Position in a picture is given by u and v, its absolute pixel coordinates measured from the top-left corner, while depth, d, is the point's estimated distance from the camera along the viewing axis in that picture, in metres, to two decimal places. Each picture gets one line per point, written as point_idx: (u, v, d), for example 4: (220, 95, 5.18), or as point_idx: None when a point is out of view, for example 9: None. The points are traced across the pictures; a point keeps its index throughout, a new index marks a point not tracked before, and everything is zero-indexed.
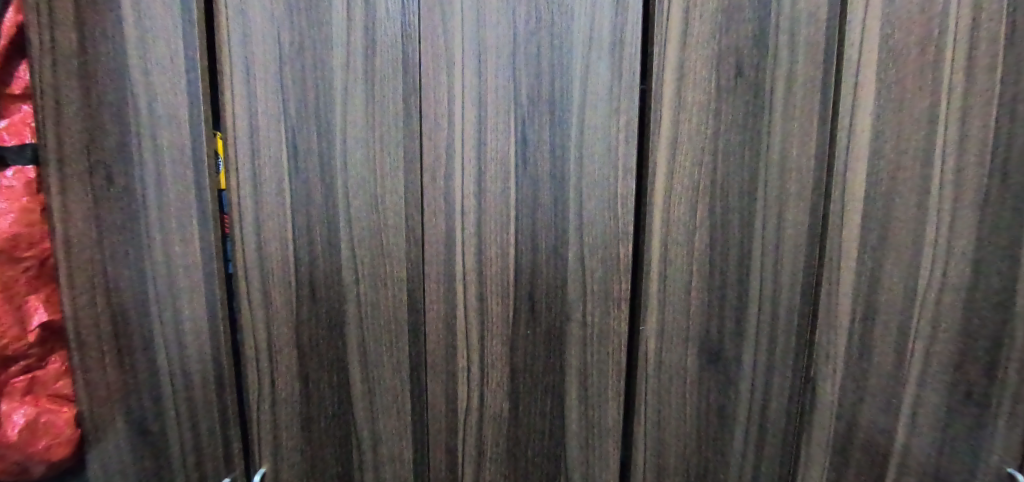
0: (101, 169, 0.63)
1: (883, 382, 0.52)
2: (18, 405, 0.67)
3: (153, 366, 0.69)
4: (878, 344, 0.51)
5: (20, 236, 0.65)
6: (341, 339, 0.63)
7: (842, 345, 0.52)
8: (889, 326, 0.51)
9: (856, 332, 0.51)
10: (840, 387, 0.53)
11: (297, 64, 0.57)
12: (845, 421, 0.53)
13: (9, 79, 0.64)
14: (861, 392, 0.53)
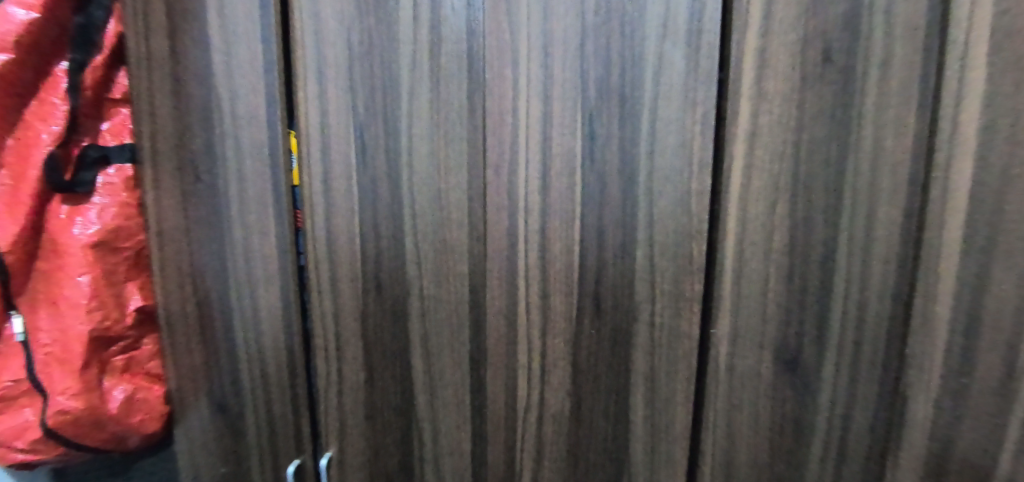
0: (190, 169, 0.69)
1: (981, 423, 0.42)
2: (119, 381, 0.77)
3: (232, 349, 0.75)
4: (978, 377, 0.42)
5: (122, 229, 0.75)
6: (405, 332, 0.65)
7: (937, 372, 0.43)
8: (994, 358, 0.41)
9: (957, 360, 0.42)
10: (936, 421, 0.44)
11: (365, 63, 0.59)
12: (939, 459, 0.45)
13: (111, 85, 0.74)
14: (958, 430, 0.43)
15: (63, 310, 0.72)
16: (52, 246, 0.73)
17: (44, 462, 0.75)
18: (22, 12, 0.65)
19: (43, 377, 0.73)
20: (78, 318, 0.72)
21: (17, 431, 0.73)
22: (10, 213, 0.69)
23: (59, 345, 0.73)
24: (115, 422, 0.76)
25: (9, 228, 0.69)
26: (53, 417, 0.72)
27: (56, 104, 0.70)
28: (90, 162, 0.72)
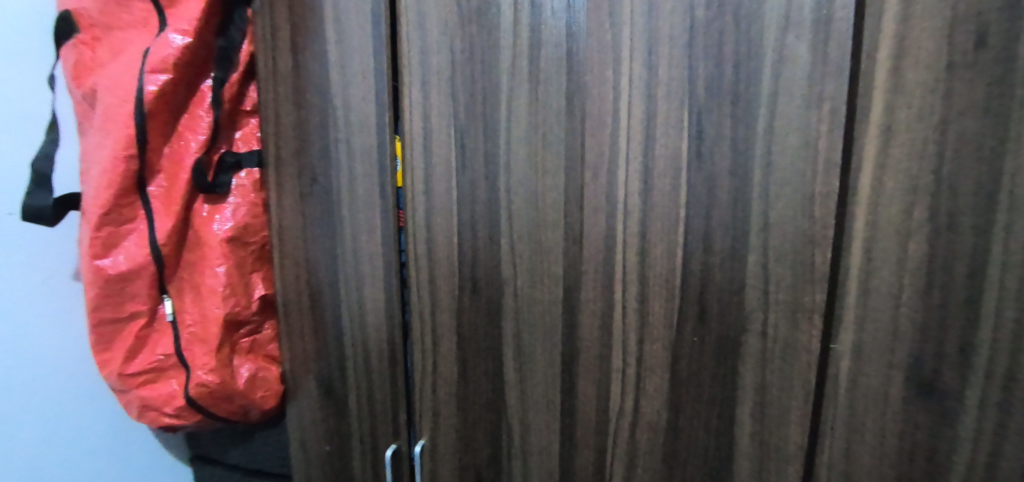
0: (308, 172, 0.76)
1: None
2: (245, 361, 0.86)
3: (340, 338, 0.81)
4: None
5: (250, 225, 0.84)
6: (499, 330, 0.66)
7: None
8: None
9: None
10: None
11: (467, 69, 0.61)
12: None
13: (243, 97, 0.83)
14: None
15: (203, 296, 0.82)
16: (196, 240, 0.83)
17: (185, 426, 0.87)
18: (179, 38, 0.74)
19: (187, 353, 0.83)
20: (216, 302, 0.81)
21: (165, 399, 0.84)
22: (166, 211, 0.80)
23: (200, 326, 0.83)
24: (242, 398, 0.85)
25: (165, 224, 0.79)
26: (194, 388, 0.82)
27: (202, 116, 0.79)
28: (227, 166, 0.82)
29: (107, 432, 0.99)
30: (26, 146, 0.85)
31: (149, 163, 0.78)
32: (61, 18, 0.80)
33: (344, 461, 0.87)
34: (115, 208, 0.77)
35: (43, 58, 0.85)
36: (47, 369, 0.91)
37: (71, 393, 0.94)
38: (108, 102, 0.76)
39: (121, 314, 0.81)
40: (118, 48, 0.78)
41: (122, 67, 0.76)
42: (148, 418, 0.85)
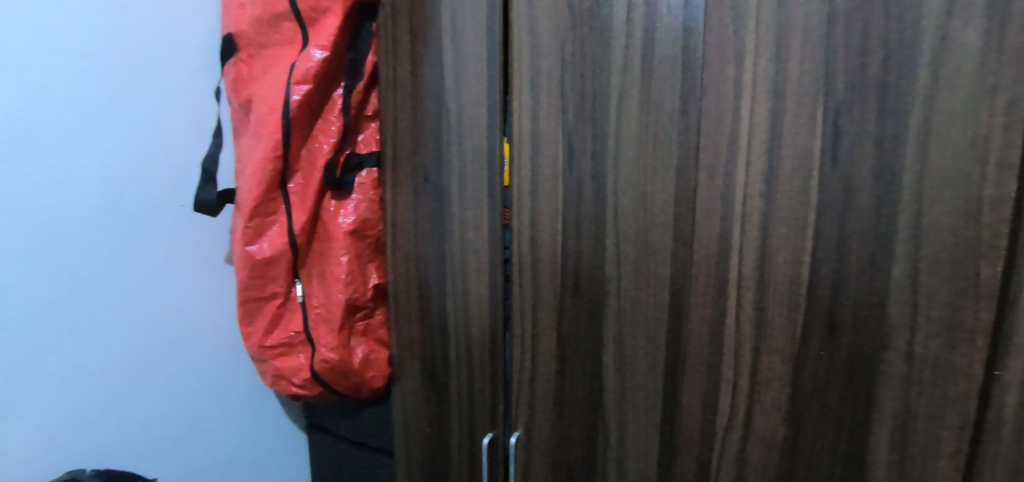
0: (422, 171, 0.81)
1: None
2: (360, 342, 0.94)
3: (444, 329, 0.85)
4: None
5: (369, 219, 0.92)
6: (600, 331, 0.66)
7: None
8: None
9: None
10: None
11: (577, 70, 0.61)
12: None
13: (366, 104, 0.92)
14: None
15: (329, 282, 0.91)
16: (324, 232, 0.92)
17: (309, 396, 0.96)
18: (319, 53, 0.83)
19: (313, 331, 0.93)
20: (339, 288, 0.90)
21: (294, 371, 0.93)
22: (302, 206, 0.89)
23: (325, 309, 0.92)
24: (356, 376, 0.93)
25: (300, 217, 0.89)
26: (318, 364, 0.90)
27: (333, 121, 0.88)
28: (352, 166, 0.90)
29: (247, 401, 1.11)
30: (195, 150, 0.98)
31: (290, 163, 0.88)
32: (225, 39, 0.92)
33: (443, 444, 0.91)
34: (262, 202, 0.88)
35: (207, 73, 0.98)
36: (204, 343, 1.04)
37: (221, 363, 1.07)
38: (260, 110, 0.86)
39: (263, 294, 0.92)
40: (269, 63, 0.88)
41: (272, 79, 0.86)
42: (279, 386, 0.96)
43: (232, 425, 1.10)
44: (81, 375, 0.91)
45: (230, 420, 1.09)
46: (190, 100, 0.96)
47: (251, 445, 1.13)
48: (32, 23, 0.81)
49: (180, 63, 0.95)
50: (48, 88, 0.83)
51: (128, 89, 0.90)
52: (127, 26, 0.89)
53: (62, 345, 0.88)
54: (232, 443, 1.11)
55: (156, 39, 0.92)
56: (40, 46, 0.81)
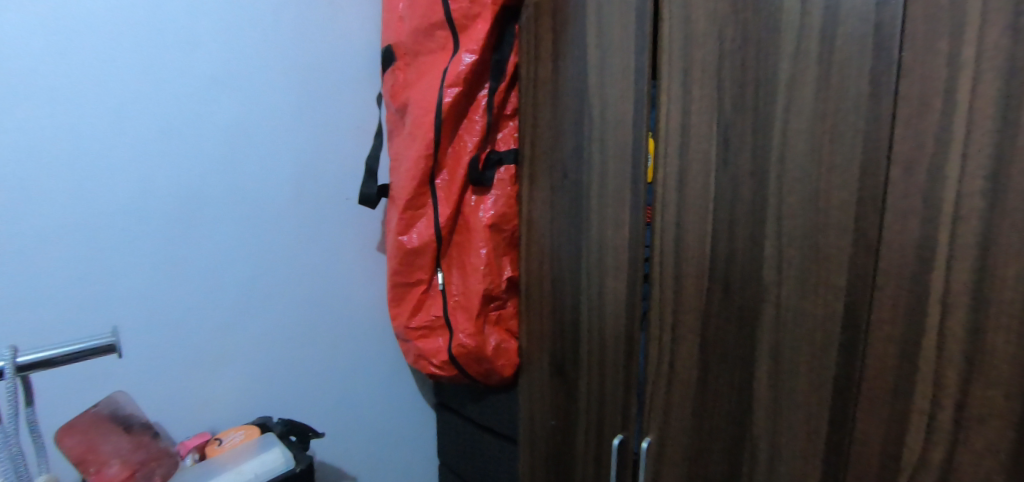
0: (561, 167, 0.81)
1: None
2: (493, 331, 0.98)
3: (577, 324, 0.85)
4: None
5: (507, 213, 0.95)
6: (752, 340, 0.60)
7: None
8: None
9: None
10: None
11: (737, 57, 0.57)
12: None
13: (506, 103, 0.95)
14: None
15: (468, 272, 0.96)
16: (464, 224, 0.97)
17: (445, 377, 1.02)
18: (469, 56, 0.88)
19: (451, 318, 0.98)
20: (478, 279, 0.94)
21: (433, 352, 1.00)
22: (447, 199, 0.95)
23: (462, 296, 0.96)
24: (488, 363, 0.97)
25: (445, 210, 0.95)
26: (455, 348, 0.95)
27: (477, 121, 0.93)
28: (492, 163, 0.94)
29: (387, 376, 1.22)
30: (358, 151, 1.09)
31: (439, 160, 0.94)
32: (386, 50, 1.01)
33: (567, 437, 0.92)
34: (414, 196, 0.95)
35: (368, 81, 1.09)
36: (360, 323, 1.14)
37: (370, 342, 1.17)
38: (414, 112, 0.93)
39: (410, 280, 1.00)
40: (423, 69, 0.95)
41: (425, 84, 0.92)
42: (420, 365, 1.03)
43: (377, 399, 1.21)
44: (268, 345, 1.01)
45: (376, 394, 1.20)
46: (354, 105, 1.07)
47: (389, 417, 1.24)
48: (242, 38, 0.92)
49: (348, 71, 1.05)
50: (253, 94, 0.94)
51: (308, 99, 1.01)
52: (309, 43, 1.00)
53: (256, 318, 0.99)
54: (375, 416, 1.21)
55: (330, 53, 1.02)
56: (248, 60, 0.92)
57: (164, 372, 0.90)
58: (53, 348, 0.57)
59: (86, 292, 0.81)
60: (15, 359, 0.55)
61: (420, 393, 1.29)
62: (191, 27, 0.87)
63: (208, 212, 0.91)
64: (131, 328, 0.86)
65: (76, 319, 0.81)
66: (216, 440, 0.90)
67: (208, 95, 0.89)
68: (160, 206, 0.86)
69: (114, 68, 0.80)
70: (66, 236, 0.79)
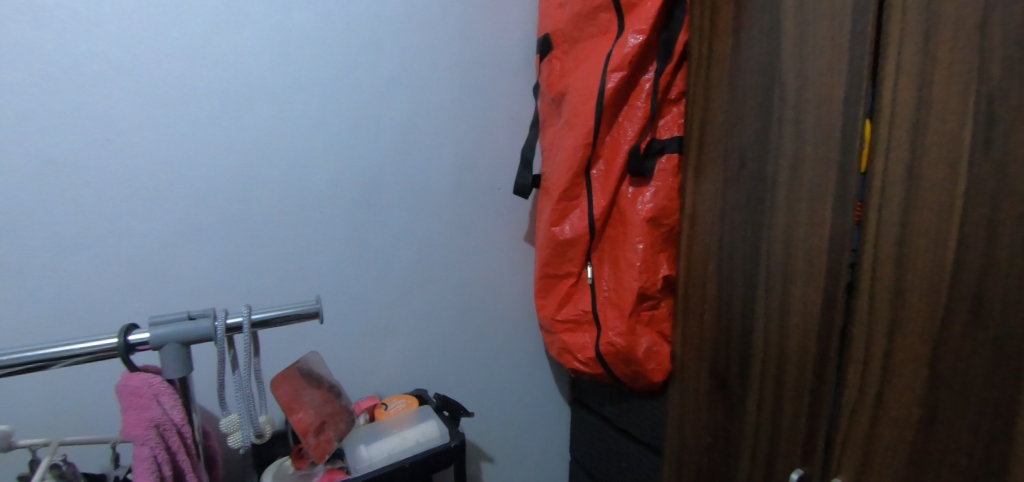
0: (739, 155, 0.72)
1: None
2: (644, 332, 0.92)
3: (747, 333, 0.75)
4: None
5: (667, 207, 0.89)
6: (1016, 383, 0.47)
7: None
8: None
9: None
10: None
11: (1016, 12, 0.45)
12: None
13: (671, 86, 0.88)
14: None
15: (622, 267, 0.91)
16: (619, 217, 0.92)
17: (590, 374, 1.00)
18: (636, 37, 0.82)
19: (601, 314, 0.94)
20: (634, 276, 0.89)
21: (579, 347, 0.98)
22: (603, 191, 0.92)
23: (613, 293, 0.93)
24: (637, 365, 0.92)
25: (601, 201, 0.92)
26: (603, 346, 0.92)
27: (639, 107, 0.87)
28: (653, 152, 0.88)
29: (527, 364, 1.23)
30: (511, 142, 1.10)
31: (596, 150, 0.91)
32: (543, 39, 1.00)
33: (725, 458, 0.84)
34: (569, 187, 0.93)
35: (523, 73, 1.09)
36: (506, 309, 1.17)
37: (514, 329, 1.19)
38: (571, 100, 0.91)
39: (560, 272, 0.99)
40: (582, 55, 0.92)
41: (586, 70, 0.89)
42: (564, 359, 1.02)
43: (517, 384, 1.22)
44: (427, 324, 1.07)
45: (516, 380, 1.22)
46: (510, 97, 1.08)
47: (528, 405, 1.25)
48: (418, 39, 0.96)
49: (507, 62, 1.07)
50: (424, 91, 0.98)
51: (470, 93, 1.04)
52: (473, 39, 1.02)
53: (419, 298, 1.05)
54: (515, 402, 1.23)
55: (492, 45, 1.04)
56: (422, 59, 0.97)
57: (341, 342, 0.98)
58: (273, 308, 0.55)
59: (290, 268, 0.90)
60: (252, 315, 0.52)
61: (556, 384, 1.28)
62: (377, 31, 0.92)
63: (385, 199, 0.97)
64: (330, 298, 0.95)
65: (281, 291, 0.90)
66: (383, 405, 0.98)
67: (388, 93, 0.95)
68: (346, 193, 0.94)
69: (316, 69, 0.88)
70: (277, 220, 0.88)
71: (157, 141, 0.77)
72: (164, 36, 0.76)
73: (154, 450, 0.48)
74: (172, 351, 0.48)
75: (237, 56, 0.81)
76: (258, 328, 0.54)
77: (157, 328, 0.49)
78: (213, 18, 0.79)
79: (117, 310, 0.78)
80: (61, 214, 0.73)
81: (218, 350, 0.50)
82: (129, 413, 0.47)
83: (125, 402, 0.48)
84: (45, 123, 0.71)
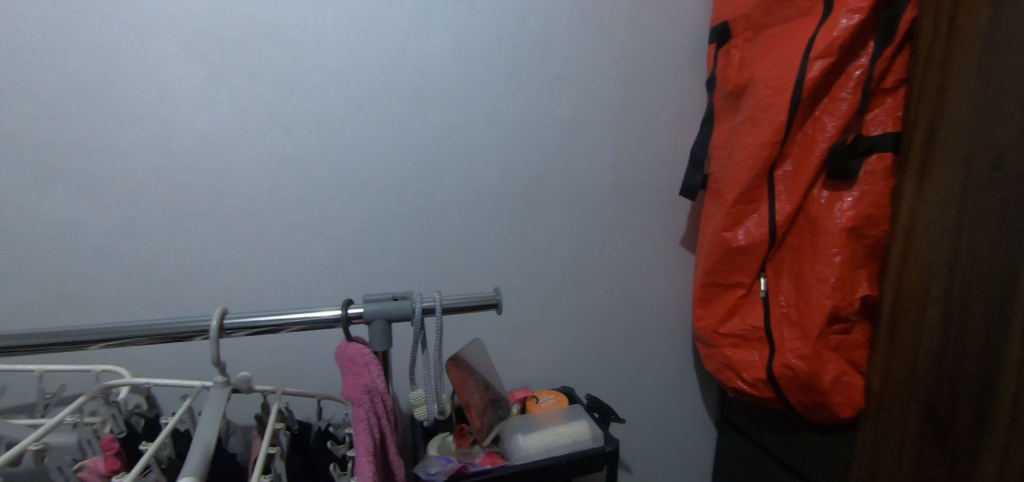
0: (992, 157, 0.63)
1: None
2: (831, 358, 0.81)
3: (987, 373, 0.65)
4: None
5: (873, 216, 0.77)
6: None
7: None
8: None
9: None
10: None
11: None
12: None
13: (887, 73, 0.75)
14: None
15: (809, 282, 0.81)
16: (808, 225, 0.82)
17: (754, 397, 0.92)
18: (850, 17, 0.73)
19: (776, 331, 0.86)
20: (824, 292, 0.79)
21: (746, 366, 0.90)
22: (789, 195, 0.83)
23: (795, 309, 0.84)
24: (818, 395, 0.82)
25: (786, 207, 0.83)
26: (779, 367, 0.84)
27: (844, 99, 0.77)
28: (859, 151, 0.76)
29: (676, 374, 1.16)
30: (674, 139, 1.04)
31: (784, 148, 0.82)
32: (719, 28, 0.93)
33: None
34: (747, 189, 0.85)
35: (691, 66, 1.03)
36: (659, 315, 1.12)
37: (667, 336, 1.13)
38: (756, 93, 0.82)
39: (727, 281, 0.90)
40: (771, 44, 0.84)
41: (778, 59, 0.81)
42: (723, 376, 0.94)
43: (666, 395, 1.17)
44: (578, 323, 1.06)
45: (665, 390, 1.16)
46: (675, 92, 1.02)
47: (676, 417, 1.19)
48: (587, 36, 0.95)
49: (677, 56, 1.01)
50: (590, 88, 0.98)
51: (635, 89, 1.00)
52: (641, 32, 0.98)
53: (573, 296, 1.05)
54: (661, 412, 1.17)
55: (662, 38, 1.00)
56: (590, 56, 0.96)
57: (496, 332, 1.02)
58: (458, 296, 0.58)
59: (457, 259, 0.96)
60: (443, 300, 0.56)
61: (704, 400, 1.20)
62: (549, 31, 0.93)
63: (547, 196, 0.99)
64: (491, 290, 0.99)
65: (447, 280, 0.96)
66: (534, 397, 1.00)
67: (556, 92, 0.96)
68: (511, 190, 0.96)
69: (491, 71, 0.92)
70: (449, 213, 0.94)
71: (360, 140, 0.87)
72: (370, 47, 0.85)
73: (368, 413, 0.53)
74: (380, 326, 0.54)
75: (425, 62, 0.88)
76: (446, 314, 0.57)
77: (370, 303, 0.55)
78: (408, 29, 0.86)
79: (318, 286, 0.89)
80: (288, 203, 0.85)
81: (415, 329, 0.54)
82: (349, 377, 0.54)
83: (345, 367, 0.54)
84: (280, 126, 0.83)
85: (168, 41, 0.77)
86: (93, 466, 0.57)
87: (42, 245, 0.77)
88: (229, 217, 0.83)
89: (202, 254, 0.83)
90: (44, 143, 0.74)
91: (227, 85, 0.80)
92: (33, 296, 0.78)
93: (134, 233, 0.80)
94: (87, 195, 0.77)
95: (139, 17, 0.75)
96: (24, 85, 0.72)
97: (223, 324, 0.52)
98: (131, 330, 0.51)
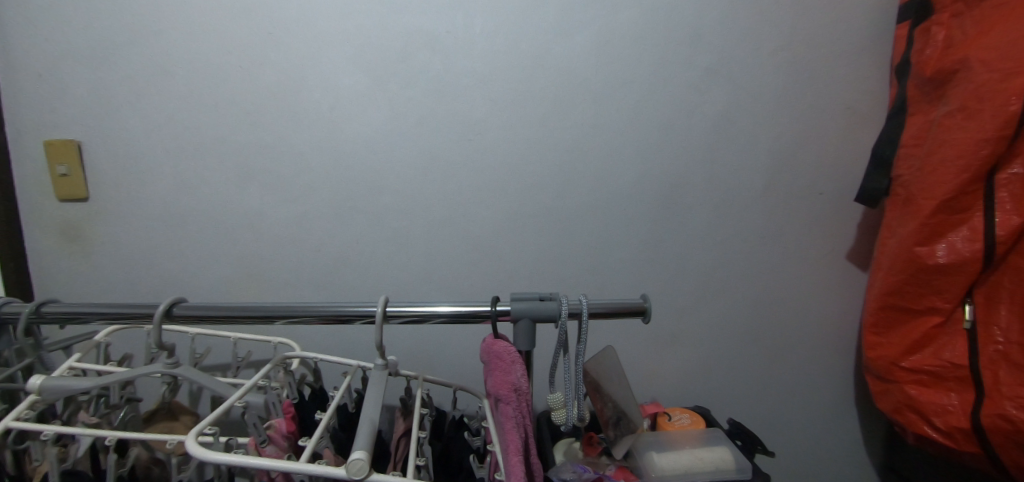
0: None
1: None
2: None
3: None
4: None
5: None
6: None
7: None
8: None
9: None
10: None
11: None
12: None
13: None
14: None
15: None
16: None
17: (946, 448, 0.76)
18: None
19: (988, 371, 0.71)
20: None
21: (937, 411, 0.74)
22: (1016, 205, 0.68)
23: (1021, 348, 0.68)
24: None
25: (1010, 219, 0.68)
26: (992, 417, 0.69)
27: None
28: None
29: (834, 407, 1.02)
30: (845, 138, 0.91)
31: (1013, 146, 0.67)
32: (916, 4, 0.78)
33: None
34: (954, 197, 0.70)
35: (871, 51, 0.89)
36: (818, 337, 0.98)
37: (827, 363, 0.99)
38: (974, 78, 0.68)
39: (916, 306, 0.75)
40: (995, 17, 0.68)
41: (1009, 35, 0.66)
42: (904, 419, 0.79)
43: (821, 429, 1.02)
44: (720, 338, 0.98)
45: (819, 423, 1.02)
46: (849, 84, 0.89)
47: (832, 455, 1.04)
48: (744, 24, 0.87)
49: (855, 42, 0.88)
50: (747, 82, 0.89)
51: (800, 81, 0.89)
52: (812, 17, 0.87)
53: (716, 309, 0.96)
54: (814, 448, 1.03)
55: (836, 22, 0.87)
56: (748, 46, 0.87)
57: (628, 341, 0.97)
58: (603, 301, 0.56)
59: (590, 262, 0.93)
60: (591, 303, 0.55)
61: (868, 441, 1.03)
62: (701, 23, 0.86)
63: (691, 200, 0.92)
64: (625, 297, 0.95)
65: (579, 282, 0.94)
66: (666, 414, 0.93)
67: (706, 88, 0.88)
68: (652, 193, 0.91)
69: (636, 68, 0.87)
70: (584, 216, 0.91)
71: (500, 141, 0.89)
72: (515, 50, 0.86)
73: (517, 411, 0.53)
74: (526, 325, 0.54)
75: (568, 62, 0.87)
76: (591, 318, 0.56)
77: (518, 302, 0.55)
78: (552, 29, 0.86)
79: (455, 281, 0.93)
80: (432, 200, 0.90)
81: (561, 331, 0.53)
82: (497, 374, 0.54)
83: (493, 363, 0.54)
84: (429, 128, 0.88)
85: (340, 53, 0.85)
86: (278, 425, 0.62)
87: (236, 232, 0.90)
88: (383, 213, 0.90)
89: (357, 246, 0.91)
90: (242, 145, 0.87)
91: (386, 92, 0.86)
92: (228, 275, 0.92)
93: (304, 225, 0.90)
94: (270, 189, 0.89)
95: (317, 34, 0.84)
96: (232, 98, 0.85)
97: (387, 310, 0.55)
98: (306, 311, 0.57)
